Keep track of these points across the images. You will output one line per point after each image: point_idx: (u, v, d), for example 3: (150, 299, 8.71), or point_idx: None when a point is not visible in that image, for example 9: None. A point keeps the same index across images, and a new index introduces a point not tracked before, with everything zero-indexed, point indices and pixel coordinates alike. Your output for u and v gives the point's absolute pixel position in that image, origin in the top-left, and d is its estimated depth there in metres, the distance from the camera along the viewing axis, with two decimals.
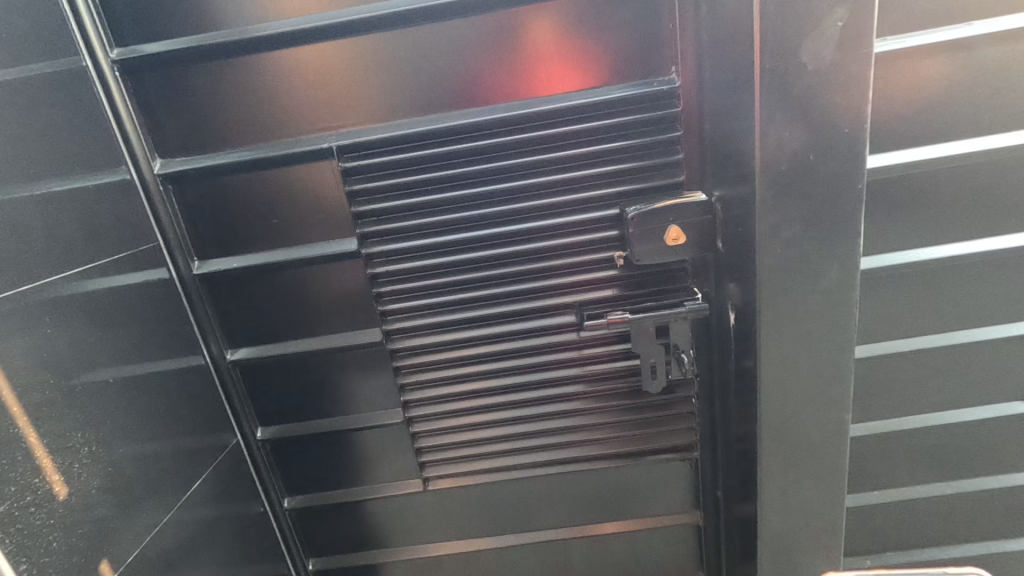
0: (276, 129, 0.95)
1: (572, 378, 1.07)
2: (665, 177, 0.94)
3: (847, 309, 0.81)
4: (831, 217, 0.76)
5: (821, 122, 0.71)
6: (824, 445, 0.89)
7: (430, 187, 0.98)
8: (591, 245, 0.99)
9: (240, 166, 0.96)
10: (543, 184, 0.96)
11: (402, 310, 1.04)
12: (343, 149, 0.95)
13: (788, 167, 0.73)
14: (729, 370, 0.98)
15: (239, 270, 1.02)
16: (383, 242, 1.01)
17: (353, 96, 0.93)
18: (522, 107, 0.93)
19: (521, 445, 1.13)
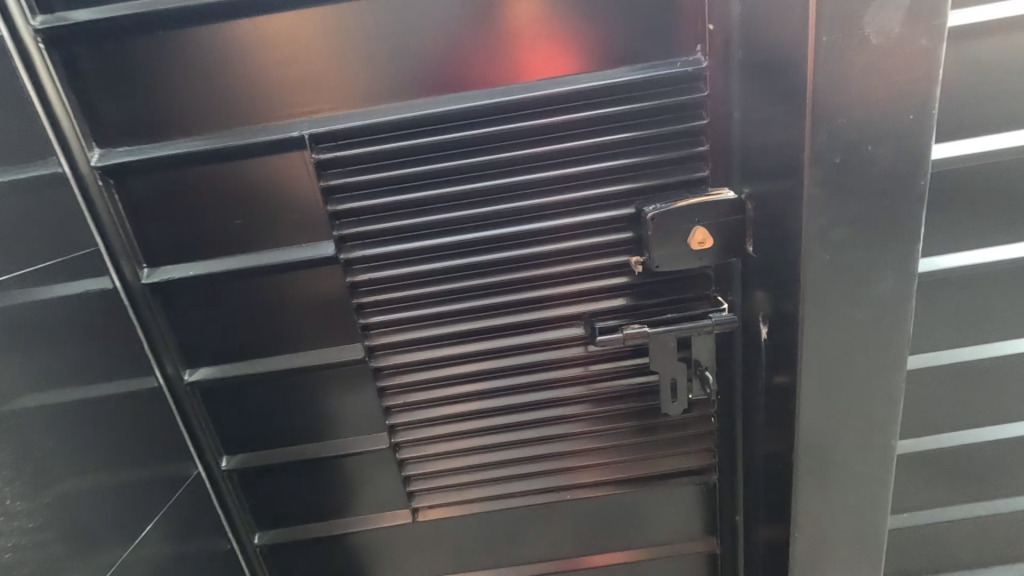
0: (237, 114, 0.81)
1: (578, 397, 0.96)
2: (687, 171, 0.83)
3: (899, 323, 0.71)
4: (888, 219, 0.65)
5: (884, 107, 0.61)
6: (865, 473, 0.80)
7: (419, 184, 0.85)
8: (602, 249, 0.87)
9: (195, 157, 0.82)
10: (547, 180, 0.84)
11: (388, 322, 0.91)
12: (317, 138, 0.82)
13: (843, 161, 0.62)
14: (757, 388, 0.87)
15: (196, 279, 0.88)
16: (365, 245, 0.88)
17: (329, 77, 0.80)
18: (526, 91, 0.81)
19: (522, 471, 1.01)
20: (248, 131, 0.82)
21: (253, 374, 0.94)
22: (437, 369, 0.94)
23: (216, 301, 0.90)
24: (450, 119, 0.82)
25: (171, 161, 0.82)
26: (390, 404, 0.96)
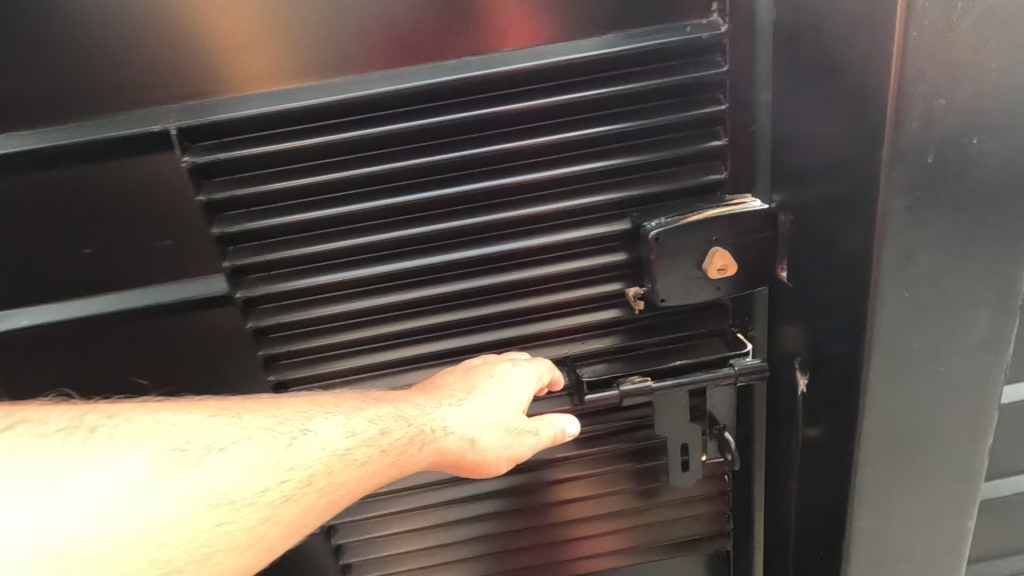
0: (73, 102, 0.57)
1: (561, 463, 0.75)
2: (699, 174, 0.64)
3: (989, 376, 0.53)
4: (991, 239, 0.47)
5: (1000, 80, 0.42)
6: (929, 561, 0.62)
7: (341, 194, 0.63)
8: (588, 276, 0.67)
9: (13, 163, 0.58)
10: (515, 187, 0.63)
11: (309, 376, 0.69)
12: (191, 133, 0.58)
13: (936, 159, 0.44)
14: (793, 450, 0.68)
15: (35, 331, 0.64)
16: (271, 278, 0.65)
17: (201, 46, 0.57)
18: (484, 66, 0.59)
19: (492, 555, 0.79)
20: (90, 127, 0.58)
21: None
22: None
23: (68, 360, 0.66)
24: (381, 106, 0.60)
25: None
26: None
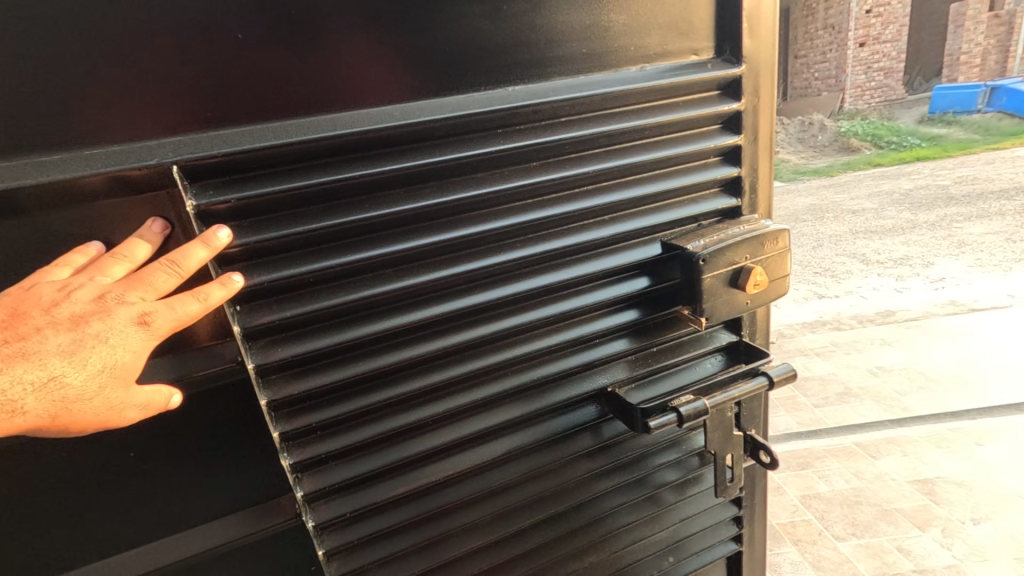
0: (316, 95, 1.06)
1: (569, 346, 1.42)
2: (641, 159, 1.39)
3: None
4: None
5: None
6: None
7: (458, 185, 1.21)
8: (585, 217, 1.37)
9: (284, 146, 1.02)
10: (552, 164, 1.30)
11: (435, 300, 1.23)
12: (393, 116, 1.11)
13: None
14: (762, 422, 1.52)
15: (285, 277, 1.08)
16: (419, 213, 1.17)
17: (392, 69, 1.11)
18: (579, 91, 1.27)
19: (534, 407, 1.40)
20: (139, 158, 0.93)
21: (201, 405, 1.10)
22: (367, 380, 1.19)
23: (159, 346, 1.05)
24: (512, 120, 1.22)
25: (75, 200, 0.93)
26: (417, 372, 1.25)
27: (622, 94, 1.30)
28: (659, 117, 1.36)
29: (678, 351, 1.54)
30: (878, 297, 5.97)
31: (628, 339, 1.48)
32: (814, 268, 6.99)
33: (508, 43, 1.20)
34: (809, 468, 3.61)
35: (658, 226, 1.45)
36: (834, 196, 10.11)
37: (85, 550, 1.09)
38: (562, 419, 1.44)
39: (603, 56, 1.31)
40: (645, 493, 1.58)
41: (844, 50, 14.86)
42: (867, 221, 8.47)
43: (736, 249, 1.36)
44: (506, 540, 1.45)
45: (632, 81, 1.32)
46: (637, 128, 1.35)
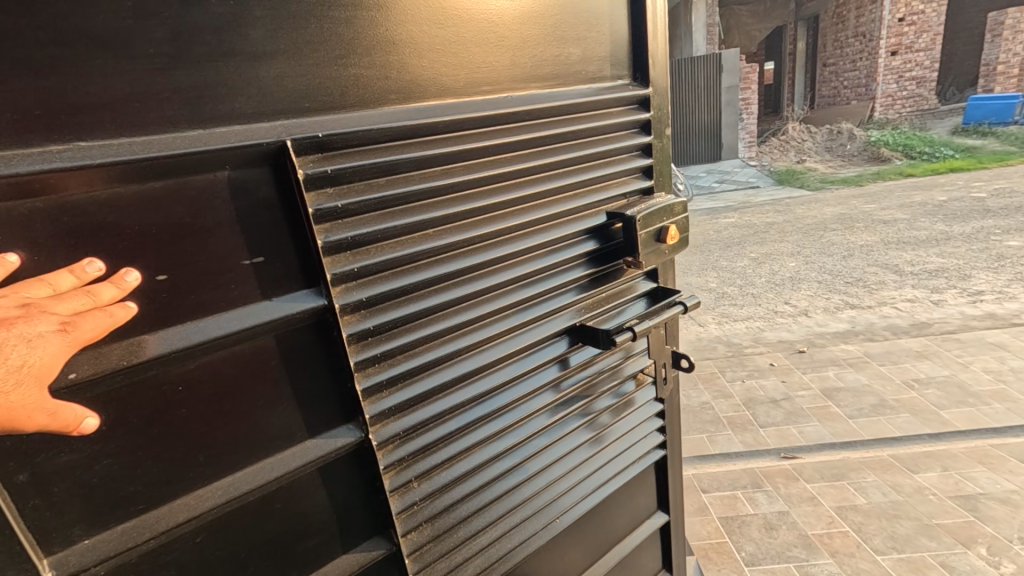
0: (376, 96, 1.23)
1: (549, 293, 1.59)
2: (590, 139, 1.65)
3: None
4: None
5: None
6: None
7: (462, 148, 1.34)
8: (558, 186, 1.57)
9: (369, 134, 1.18)
10: (532, 137, 1.48)
11: (445, 247, 1.34)
12: (441, 117, 1.30)
13: None
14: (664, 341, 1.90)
15: (361, 231, 1.18)
16: (430, 169, 1.30)
17: (426, 75, 1.30)
18: (549, 98, 1.53)
19: (522, 347, 1.53)
20: (257, 137, 1.05)
21: (291, 329, 1.16)
22: (414, 319, 1.30)
23: (253, 295, 1.10)
24: (508, 109, 1.42)
25: (210, 168, 1.01)
26: (439, 310, 1.35)
27: (578, 103, 1.59)
28: (601, 117, 1.65)
29: (621, 297, 1.79)
30: (912, 308, 5.84)
31: (589, 291, 1.70)
32: (845, 278, 6.86)
33: (505, 67, 1.46)
34: (844, 480, 3.54)
35: (605, 202, 1.70)
36: (864, 206, 9.92)
37: (181, 482, 1.07)
38: (546, 355, 1.60)
39: (561, 78, 1.60)
40: (599, 413, 1.81)
41: (876, 59, 14.47)
42: (899, 231, 8.29)
43: (658, 213, 1.69)
44: (510, 470, 1.57)
45: (575, 96, 1.59)
46: (590, 125, 1.62)
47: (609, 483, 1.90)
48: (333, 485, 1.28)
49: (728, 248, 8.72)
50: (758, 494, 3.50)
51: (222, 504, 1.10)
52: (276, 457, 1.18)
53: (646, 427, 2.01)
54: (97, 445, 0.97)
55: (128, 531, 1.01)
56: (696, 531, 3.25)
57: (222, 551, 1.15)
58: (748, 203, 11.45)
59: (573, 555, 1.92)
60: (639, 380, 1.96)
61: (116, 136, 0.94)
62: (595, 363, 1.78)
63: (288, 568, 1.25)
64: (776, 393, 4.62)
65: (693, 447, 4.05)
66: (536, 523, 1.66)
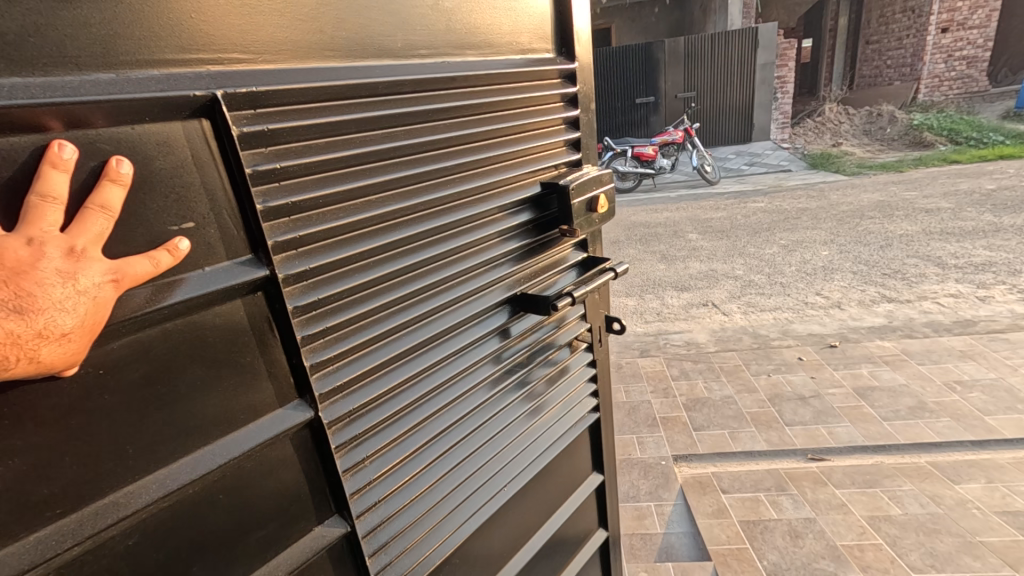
0: (313, 51, 1.07)
1: (486, 266, 1.50)
2: (527, 110, 1.59)
3: None
4: None
5: None
6: None
7: (400, 112, 1.22)
8: (496, 157, 1.50)
9: (305, 92, 1.04)
10: (470, 105, 1.39)
11: (385, 214, 1.21)
12: (377, 76, 1.16)
13: None
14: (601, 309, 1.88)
15: (301, 196, 1.05)
16: (364, 129, 1.16)
17: (361, 30, 1.15)
18: (490, 67, 1.44)
19: (459, 322, 1.43)
20: (182, 85, 0.89)
21: (229, 302, 1.00)
22: (358, 292, 1.18)
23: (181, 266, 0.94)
24: (448, 76, 1.32)
25: (126, 119, 0.85)
26: (381, 281, 1.23)
27: (513, 71, 1.50)
28: (535, 90, 1.59)
29: (553, 267, 1.74)
30: (956, 304, 5.46)
31: (526, 261, 1.63)
32: (883, 270, 6.48)
33: (443, 31, 1.33)
34: (878, 487, 3.30)
35: (539, 172, 1.64)
36: (904, 193, 9.37)
37: (101, 483, 0.89)
38: (485, 326, 1.52)
39: (494, 46, 1.48)
40: (539, 383, 1.74)
41: (924, 36, 13.56)
42: (942, 221, 7.80)
43: (590, 182, 1.67)
44: (456, 446, 1.46)
45: (507, 65, 1.50)
46: (523, 97, 1.55)
47: (556, 451, 1.81)
48: (282, 471, 1.12)
49: (757, 233, 8.33)
50: (783, 498, 3.29)
51: (154, 502, 0.92)
52: (218, 444, 1.01)
53: (587, 393, 1.96)
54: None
55: (39, 545, 0.83)
56: (714, 534, 3.06)
57: (157, 557, 0.97)
58: (779, 187, 10.96)
59: (529, 527, 1.81)
60: (574, 346, 1.91)
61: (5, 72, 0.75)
62: (535, 332, 1.70)
63: (237, 568, 1.07)
64: (804, 390, 4.36)
65: (713, 443, 3.84)
66: (486, 500, 1.55)
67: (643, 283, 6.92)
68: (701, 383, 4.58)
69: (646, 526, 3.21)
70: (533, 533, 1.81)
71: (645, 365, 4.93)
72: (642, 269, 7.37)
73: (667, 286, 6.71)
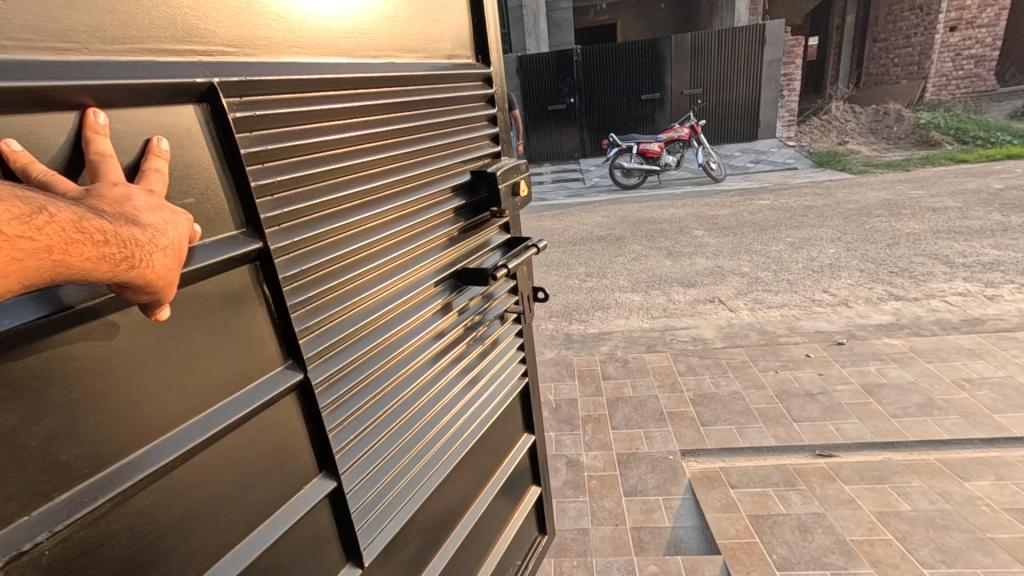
0: (287, 48, 1.12)
1: (431, 245, 1.63)
2: (456, 109, 1.75)
3: None
4: None
5: None
6: None
7: (357, 105, 1.30)
8: (435, 149, 1.63)
9: (285, 82, 1.10)
10: (411, 101, 1.50)
11: (351, 196, 1.30)
12: (340, 70, 1.24)
13: None
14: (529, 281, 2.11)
15: (284, 176, 1.11)
16: (331, 118, 1.23)
17: (324, 29, 1.22)
18: (429, 69, 1.58)
19: (413, 295, 1.54)
20: (183, 73, 0.91)
21: (229, 269, 1.02)
22: (332, 267, 1.25)
23: None
24: (396, 75, 1.43)
25: (137, 101, 0.86)
26: (350, 256, 1.31)
27: (442, 71, 1.64)
28: (460, 91, 1.75)
29: (484, 246, 1.91)
30: (964, 303, 5.45)
31: (462, 241, 1.78)
32: (890, 268, 6.46)
33: (387, 34, 1.43)
34: (887, 483, 3.30)
35: (467, 162, 1.81)
36: (911, 192, 9.33)
37: (123, 441, 0.88)
38: (433, 299, 1.64)
39: (428, 50, 1.60)
40: (474, 354, 1.89)
41: (932, 34, 13.43)
42: (950, 220, 7.76)
43: (511, 172, 1.92)
44: (415, 410, 1.57)
45: (439, 68, 1.63)
46: (451, 95, 1.70)
47: (493, 415, 1.98)
48: (275, 431, 1.15)
49: (763, 230, 8.31)
50: (791, 493, 3.29)
51: (177, 457, 0.93)
52: (224, 403, 1.04)
53: (510, 362, 2.17)
54: (29, 402, 0.77)
55: (69, 502, 0.81)
56: (723, 528, 3.07)
57: (173, 515, 0.96)
58: (785, 184, 10.92)
59: (469, 484, 1.99)
60: (502, 318, 2.10)
61: (23, 50, 0.74)
62: (470, 306, 1.86)
63: (239, 526, 1.08)
64: (812, 386, 4.36)
65: (721, 438, 3.84)
66: (443, 460, 1.68)
67: (649, 279, 6.91)
68: (708, 378, 4.58)
69: (653, 519, 3.22)
70: (470, 494, 2.00)
71: (650, 360, 4.93)
72: (648, 265, 7.36)
73: (673, 282, 6.70)
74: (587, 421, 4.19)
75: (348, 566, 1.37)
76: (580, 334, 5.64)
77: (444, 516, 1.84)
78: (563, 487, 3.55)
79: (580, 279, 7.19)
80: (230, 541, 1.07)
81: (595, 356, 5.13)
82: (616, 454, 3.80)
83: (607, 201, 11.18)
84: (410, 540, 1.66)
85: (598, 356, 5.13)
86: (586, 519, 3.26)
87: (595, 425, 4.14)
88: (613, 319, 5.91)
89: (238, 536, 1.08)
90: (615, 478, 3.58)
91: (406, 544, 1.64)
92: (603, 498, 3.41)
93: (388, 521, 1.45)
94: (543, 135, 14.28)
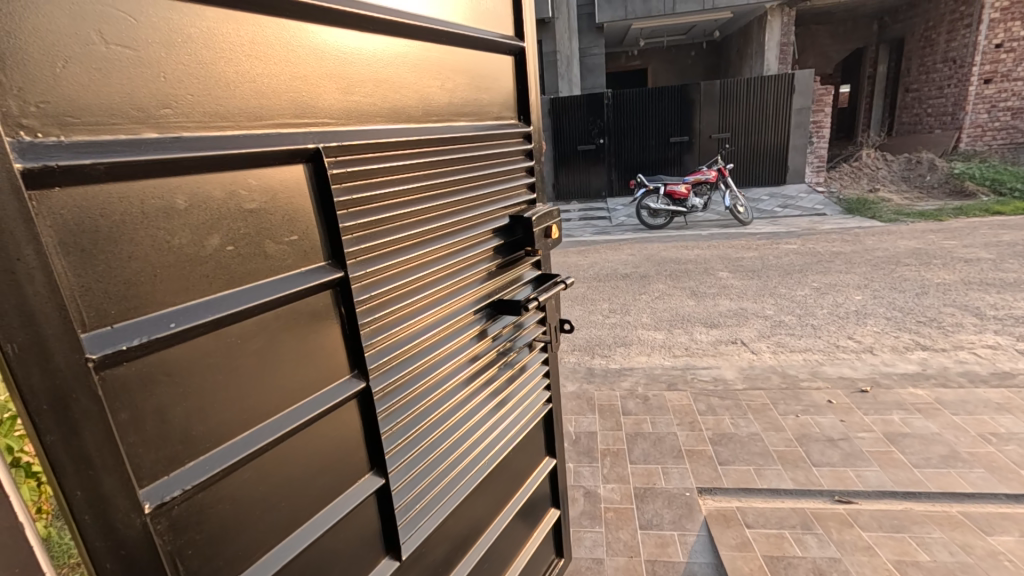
0: (370, 117, 1.39)
1: (473, 277, 1.86)
2: (500, 163, 2.01)
3: None
4: None
5: None
6: None
7: (421, 160, 1.57)
8: (482, 196, 1.89)
9: (368, 145, 1.36)
10: (463, 155, 1.77)
11: (410, 235, 1.55)
12: (408, 132, 1.51)
13: None
14: None
15: (363, 220, 1.37)
16: (400, 171, 1.50)
17: (399, 100, 1.49)
18: (478, 130, 1.85)
19: (456, 320, 1.77)
20: (299, 140, 1.18)
21: (317, 294, 1.26)
22: (392, 293, 1.50)
23: (288, 269, 1.20)
24: (453, 136, 1.71)
25: (266, 162, 1.12)
26: (408, 285, 1.56)
27: (489, 130, 1.91)
28: (504, 147, 2.03)
29: (518, 280, 2.13)
30: (993, 356, 5.39)
31: (499, 275, 2.01)
32: (918, 317, 6.42)
33: (447, 101, 1.70)
34: (905, 532, 3.30)
35: (507, 208, 2.06)
36: (943, 242, 9.25)
37: (232, 425, 1.10)
38: (472, 326, 1.87)
39: (478, 114, 1.88)
40: (503, 376, 2.09)
41: (965, 85, 13.42)
42: (983, 271, 7.68)
43: (545, 217, 2.17)
44: (451, 423, 1.77)
45: (485, 128, 1.90)
46: (497, 151, 1.97)
47: (516, 436, 2.16)
48: (340, 430, 1.36)
49: (789, 274, 8.35)
50: (807, 536, 3.31)
51: (267, 443, 1.15)
52: (305, 402, 1.26)
53: (535, 389, 2.36)
54: (178, 387, 1.00)
55: (196, 469, 1.03)
56: (737, 566, 3.12)
57: (261, 490, 1.17)
58: (814, 229, 10.95)
59: (492, 498, 2.16)
60: (531, 346, 2.30)
61: (197, 129, 1.01)
62: (503, 333, 2.07)
63: (306, 507, 1.29)
64: (833, 432, 4.37)
65: (738, 478, 3.88)
66: (473, 470, 1.87)
67: (671, 318, 7.02)
68: (728, 418, 4.64)
69: (668, 553, 3.28)
70: (492, 509, 2.16)
71: (670, 398, 5.02)
72: (671, 304, 7.48)
73: (696, 322, 6.79)
74: (605, 454, 4.29)
75: (387, 557, 1.55)
76: (602, 369, 5.76)
77: (471, 524, 2.02)
78: (579, 517, 3.64)
79: (603, 315, 7.34)
80: (300, 519, 1.27)
81: (616, 391, 5.24)
82: (633, 488, 3.88)
83: (633, 240, 11.39)
84: (439, 543, 1.83)
85: (619, 392, 5.22)
86: (601, 549, 3.35)
87: (613, 458, 4.24)
88: (635, 355, 6.02)
89: (305, 516, 1.28)
90: (632, 510, 3.66)
91: (435, 546, 1.81)
92: (618, 530, 3.49)
93: (425, 519, 1.65)
94: (572, 173, 14.71)
